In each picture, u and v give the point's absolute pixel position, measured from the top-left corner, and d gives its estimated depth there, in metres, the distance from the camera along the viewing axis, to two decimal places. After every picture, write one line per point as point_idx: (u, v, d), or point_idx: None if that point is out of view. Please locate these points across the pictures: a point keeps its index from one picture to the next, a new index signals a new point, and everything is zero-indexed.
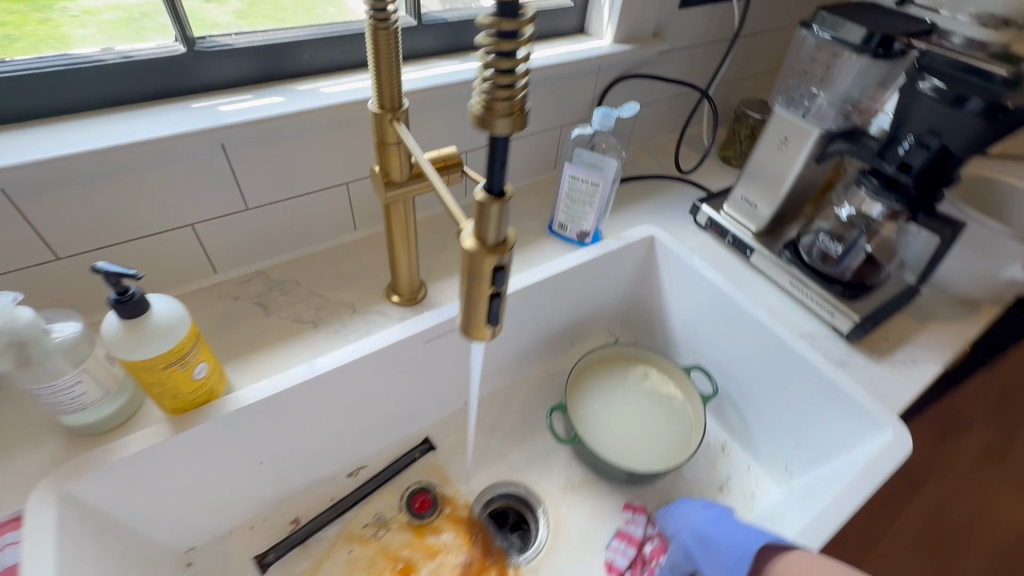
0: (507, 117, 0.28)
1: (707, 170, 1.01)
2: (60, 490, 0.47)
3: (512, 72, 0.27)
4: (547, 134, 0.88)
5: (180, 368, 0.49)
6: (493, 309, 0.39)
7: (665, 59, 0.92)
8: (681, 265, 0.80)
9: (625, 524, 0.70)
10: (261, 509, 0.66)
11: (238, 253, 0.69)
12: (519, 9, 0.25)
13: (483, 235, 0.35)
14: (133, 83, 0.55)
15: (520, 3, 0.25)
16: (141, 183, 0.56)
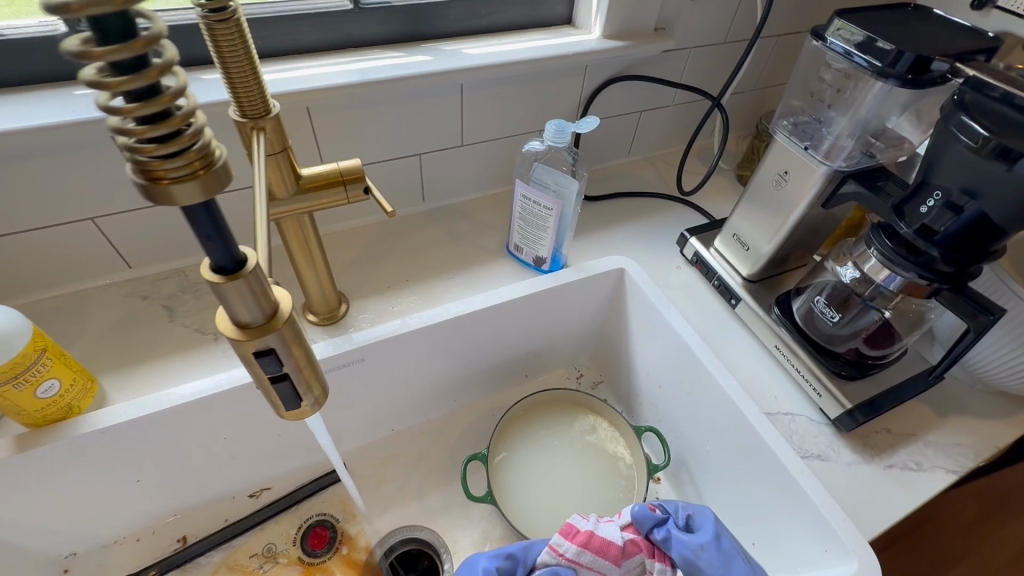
0: (188, 181, 0.19)
1: (713, 191, 0.87)
2: None
3: (166, 118, 0.18)
4: (520, 139, 0.77)
5: (16, 388, 0.45)
6: (289, 392, 0.31)
7: (670, 58, 0.79)
8: (648, 308, 0.69)
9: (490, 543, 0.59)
10: (149, 523, 0.62)
11: (151, 249, 0.64)
12: (126, 26, 0.16)
13: (236, 316, 0.26)
14: (18, 64, 0.51)
15: (127, 17, 0.16)
16: (20, 173, 0.52)
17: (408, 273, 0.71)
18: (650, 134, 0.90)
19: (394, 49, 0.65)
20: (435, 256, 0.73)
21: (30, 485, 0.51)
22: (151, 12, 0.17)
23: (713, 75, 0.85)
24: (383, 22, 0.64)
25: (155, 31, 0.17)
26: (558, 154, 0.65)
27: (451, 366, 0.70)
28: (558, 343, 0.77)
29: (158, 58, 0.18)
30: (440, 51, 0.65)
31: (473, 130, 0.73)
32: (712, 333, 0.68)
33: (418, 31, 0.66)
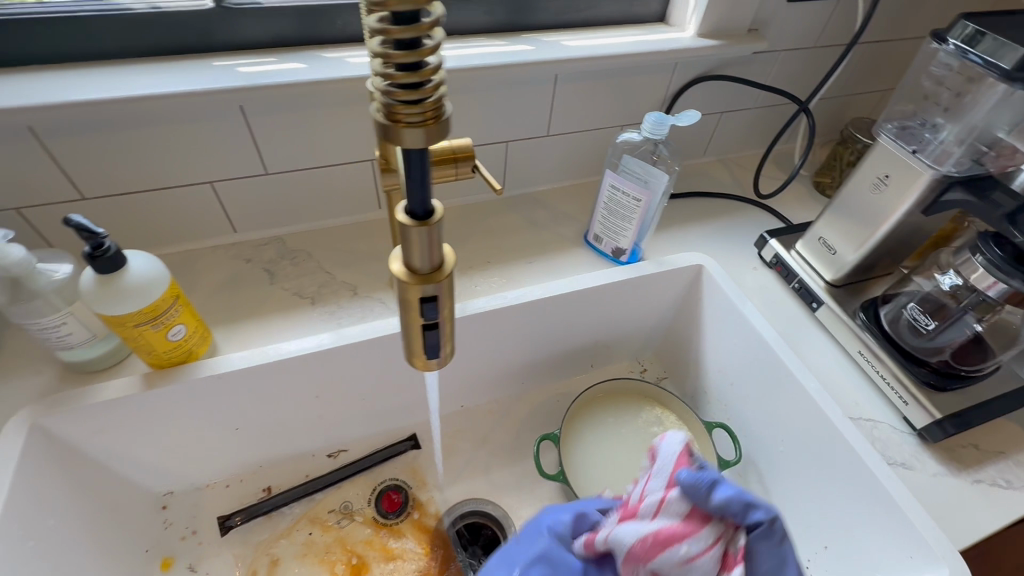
0: (419, 128, 0.22)
1: (791, 197, 0.87)
2: (35, 422, 0.49)
3: (418, 70, 0.21)
4: (603, 133, 0.79)
5: (154, 328, 0.49)
6: (431, 340, 0.33)
7: (760, 60, 0.79)
8: (725, 306, 0.69)
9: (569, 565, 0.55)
10: (238, 471, 0.66)
11: (257, 216, 0.68)
12: None
13: (410, 262, 0.29)
14: (166, 34, 0.55)
15: None
16: (162, 135, 0.56)
17: (488, 255, 0.73)
18: (729, 136, 0.90)
19: (496, 38, 0.67)
20: (515, 241, 0.76)
21: (149, 423, 0.55)
22: None
23: (799, 79, 0.85)
24: (488, 13, 0.67)
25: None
26: (650, 147, 0.66)
27: (525, 348, 0.72)
28: (627, 336, 0.78)
29: (427, 18, 0.20)
30: (540, 42, 0.67)
31: (561, 122, 0.75)
32: (791, 334, 0.67)
33: (520, 22, 0.69)
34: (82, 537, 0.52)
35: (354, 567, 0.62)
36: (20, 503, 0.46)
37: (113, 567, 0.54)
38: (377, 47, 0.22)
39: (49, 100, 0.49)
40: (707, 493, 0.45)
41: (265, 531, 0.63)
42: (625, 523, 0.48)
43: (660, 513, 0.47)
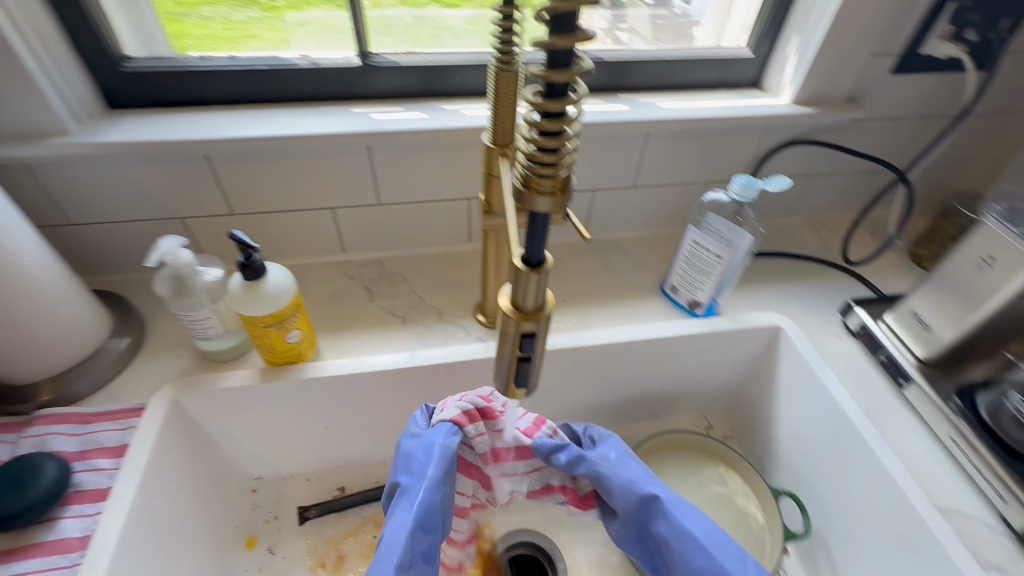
0: (549, 196, 0.26)
1: (883, 266, 0.84)
2: (175, 398, 0.58)
3: (556, 151, 0.25)
4: (687, 188, 0.82)
5: (277, 330, 0.57)
6: (522, 372, 0.37)
7: (856, 128, 0.79)
8: (802, 370, 0.68)
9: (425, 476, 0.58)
10: (318, 467, 0.73)
11: (364, 240, 0.77)
12: (568, 88, 0.24)
13: (518, 301, 0.33)
14: (318, 84, 0.66)
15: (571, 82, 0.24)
16: (301, 167, 0.66)
17: (565, 295, 0.77)
18: (817, 199, 0.89)
19: (595, 97, 0.73)
20: (592, 284, 0.79)
21: (257, 412, 0.63)
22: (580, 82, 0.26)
23: (898, 149, 0.83)
24: (589, 75, 0.73)
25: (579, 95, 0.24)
26: (733, 208, 0.68)
27: (592, 389, 0.74)
28: (695, 388, 0.78)
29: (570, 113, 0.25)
30: (635, 102, 0.72)
31: (647, 176, 0.78)
32: (873, 408, 0.65)
33: (618, 84, 0.74)
34: (192, 504, 0.59)
35: None
36: (154, 465, 0.54)
37: (210, 536, 0.61)
38: (524, 131, 0.27)
39: (226, 134, 0.60)
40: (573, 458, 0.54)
41: (336, 526, 0.68)
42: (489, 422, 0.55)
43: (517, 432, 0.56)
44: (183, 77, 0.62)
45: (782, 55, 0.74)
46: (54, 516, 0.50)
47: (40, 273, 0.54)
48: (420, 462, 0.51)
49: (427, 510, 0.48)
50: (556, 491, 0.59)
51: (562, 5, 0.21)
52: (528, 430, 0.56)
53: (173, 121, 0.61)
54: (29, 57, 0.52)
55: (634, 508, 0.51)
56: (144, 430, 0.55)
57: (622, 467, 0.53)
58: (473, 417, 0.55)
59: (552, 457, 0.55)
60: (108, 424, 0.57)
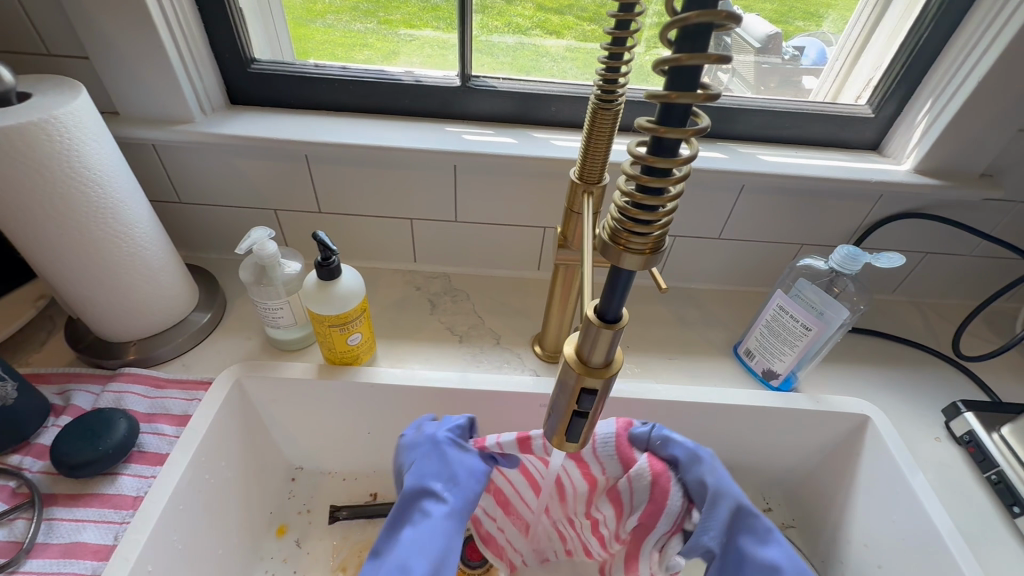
0: (638, 255, 0.24)
1: (1001, 366, 0.73)
2: (239, 378, 0.61)
3: (653, 210, 0.23)
4: (777, 247, 0.76)
5: (340, 330, 0.59)
6: (574, 427, 0.35)
7: (988, 207, 0.70)
8: (890, 473, 0.60)
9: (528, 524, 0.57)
10: (356, 469, 0.73)
11: (436, 253, 0.78)
12: (677, 148, 0.22)
13: (585, 355, 0.31)
14: (418, 101, 0.68)
15: (682, 141, 0.22)
16: (390, 177, 0.69)
17: (628, 340, 0.74)
18: (929, 278, 0.80)
19: None
20: (659, 332, 0.75)
21: (310, 406, 0.64)
22: (693, 142, 0.23)
23: None
24: None
25: (689, 154, 0.22)
26: (829, 278, 0.63)
27: None
28: (757, 465, 0.71)
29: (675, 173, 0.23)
30: (734, 152, 0.69)
31: (735, 229, 0.74)
32: (976, 534, 0.56)
33: (717, 131, 0.71)
34: (236, 482, 0.61)
35: None
36: (210, 440, 0.57)
37: (246, 517, 0.63)
38: (621, 183, 0.25)
39: (327, 138, 0.63)
40: (657, 441, 0.50)
41: (362, 534, 0.68)
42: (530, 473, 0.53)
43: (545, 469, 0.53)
44: (299, 81, 0.66)
45: (909, 119, 0.68)
46: (116, 471, 0.54)
47: (145, 243, 0.59)
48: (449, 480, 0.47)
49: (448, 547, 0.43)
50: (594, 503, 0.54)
51: (687, 61, 0.20)
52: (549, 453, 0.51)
53: (282, 120, 0.66)
54: (174, 51, 0.58)
55: (729, 517, 0.45)
56: (207, 404, 0.58)
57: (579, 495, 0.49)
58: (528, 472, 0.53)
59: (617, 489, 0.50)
60: (178, 393, 0.61)
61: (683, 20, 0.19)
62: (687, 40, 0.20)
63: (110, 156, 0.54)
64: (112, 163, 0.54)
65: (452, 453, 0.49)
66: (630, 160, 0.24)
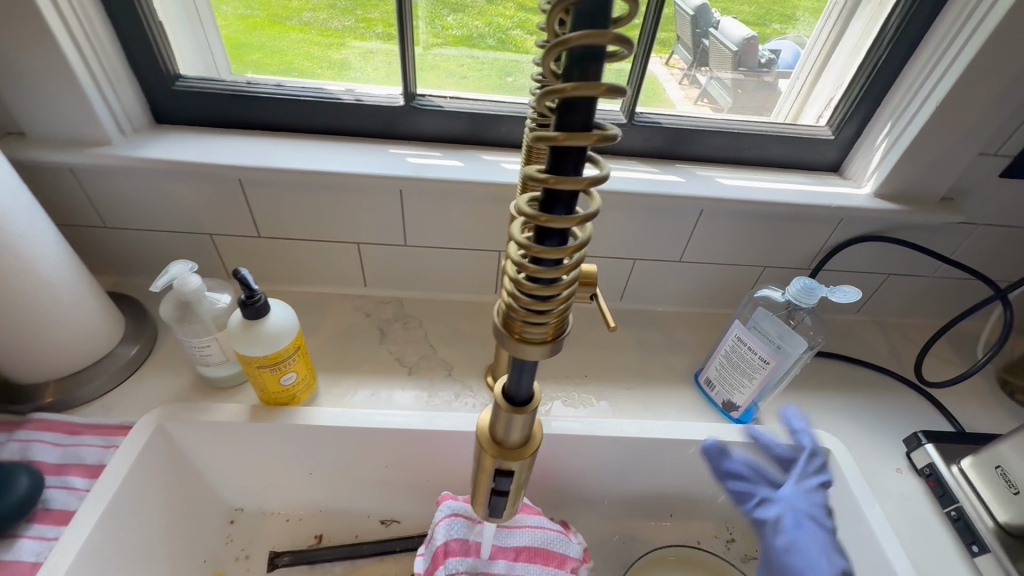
0: (539, 345, 0.22)
1: (963, 391, 0.72)
2: (161, 422, 0.56)
3: (548, 298, 0.21)
4: (739, 270, 0.74)
5: (271, 371, 0.54)
6: (496, 504, 0.32)
7: (948, 230, 0.69)
8: (851, 510, 0.58)
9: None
10: (300, 509, 0.69)
11: (387, 278, 0.74)
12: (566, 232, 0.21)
13: (498, 435, 0.28)
14: (360, 120, 0.64)
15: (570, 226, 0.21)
16: (331, 201, 0.65)
17: (587, 368, 0.71)
18: (892, 299, 0.78)
19: (648, 163, 0.67)
20: (619, 359, 0.73)
21: (244, 448, 0.60)
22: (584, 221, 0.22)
23: (997, 259, 0.72)
24: (645, 138, 0.67)
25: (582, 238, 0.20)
26: (788, 309, 0.61)
27: (601, 480, 0.67)
28: (719, 496, 0.69)
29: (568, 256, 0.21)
30: (693, 174, 0.66)
31: (696, 252, 0.71)
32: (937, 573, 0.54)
33: (676, 152, 0.68)
34: (160, 535, 0.57)
35: None
36: (125, 493, 0.52)
37: (173, 570, 0.59)
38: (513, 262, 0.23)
39: (259, 161, 0.59)
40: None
41: None
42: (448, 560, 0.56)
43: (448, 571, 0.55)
44: (229, 98, 0.61)
45: (870, 141, 0.66)
46: (16, 533, 0.49)
47: (54, 280, 0.54)
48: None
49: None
50: None
51: (564, 141, 0.18)
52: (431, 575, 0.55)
53: (211, 141, 0.61)
54: (82, 68, 0.53)
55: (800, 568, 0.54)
56: (123, 453, 0.53)
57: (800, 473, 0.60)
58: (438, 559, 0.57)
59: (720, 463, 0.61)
60: (94, 439, 0.56)
61: (560, 92, 0.18)
62: (563, 120, 0.18)
63: (6, 188, 0.49)
64: (9, 195, 0.49)
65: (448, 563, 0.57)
66: (518, 242, 0.21)
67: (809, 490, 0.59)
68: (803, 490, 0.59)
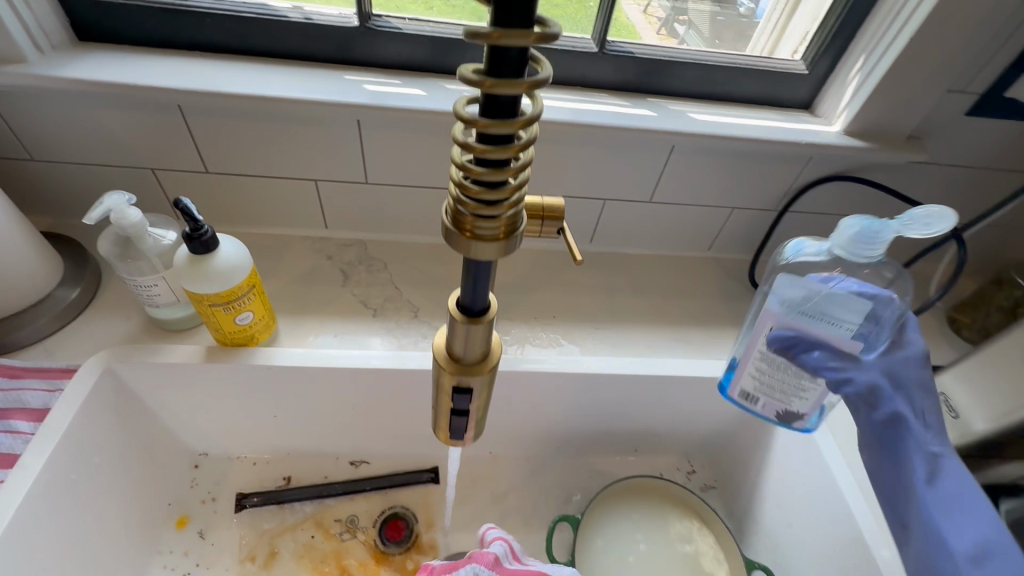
0: (492, 241, 0.20)
1: (914, 328, 0.76)
2: (110, 364, 0.53)
3: (500, 185, 0.19)
4: (709, 211, 0.74)
5: (225, 310, 0.52)
6: (458, 425, 0.31)
7: (912, 170, 0.70)
8: (805, 436, 0.61)
9: None
10: (266, 452, 0.68)
11: (347, 218, 0.71)
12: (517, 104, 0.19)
13: (454, 351, 0.27)
14: (312, 42, 0.59)
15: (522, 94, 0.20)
16: (284, 133, 0.61)
17: (556, 310, 0.71)
18: None
19: (620, 97, 0.65)
20: (587, 301, 0.73)
21: (203, 390, 0.58)
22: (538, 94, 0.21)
23: (956, 200, 0.74)
24: (617, 70, 0.64)
25: (532, 113, 0.19)
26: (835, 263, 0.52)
27: (568, 418, 0.68)
28: (681, 431, 0.71)
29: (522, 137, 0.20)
30: (665, 109, 0.64)
31: (666, 192, 0.70)
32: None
33: (649, 85, 0.66)
34: (121, 479, 0.55)
35: None
36: (76, 436, 0.50)
37: (136, 514, 0.58)
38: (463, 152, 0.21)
39: (200, 85, 0.54)
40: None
41: (275, 519, 0.64)
42: None
43: None
44: (161, 12, 0.55)
45: (843, 76, 0.65)
46: None
47: None
48: None
49: None
50: None
51: None
52: None
53: (144, 62, 0.55)
54: None
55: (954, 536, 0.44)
56: (68, 396, 0.50)
57: (885, 315, 0.51)
58: None
59: (794, 355, 0.48)
60: (37, 383, 0.53)
61: None
62: None
63: None
64: None
65: None
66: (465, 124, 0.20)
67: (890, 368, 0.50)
68: (913, 364, 0.50)
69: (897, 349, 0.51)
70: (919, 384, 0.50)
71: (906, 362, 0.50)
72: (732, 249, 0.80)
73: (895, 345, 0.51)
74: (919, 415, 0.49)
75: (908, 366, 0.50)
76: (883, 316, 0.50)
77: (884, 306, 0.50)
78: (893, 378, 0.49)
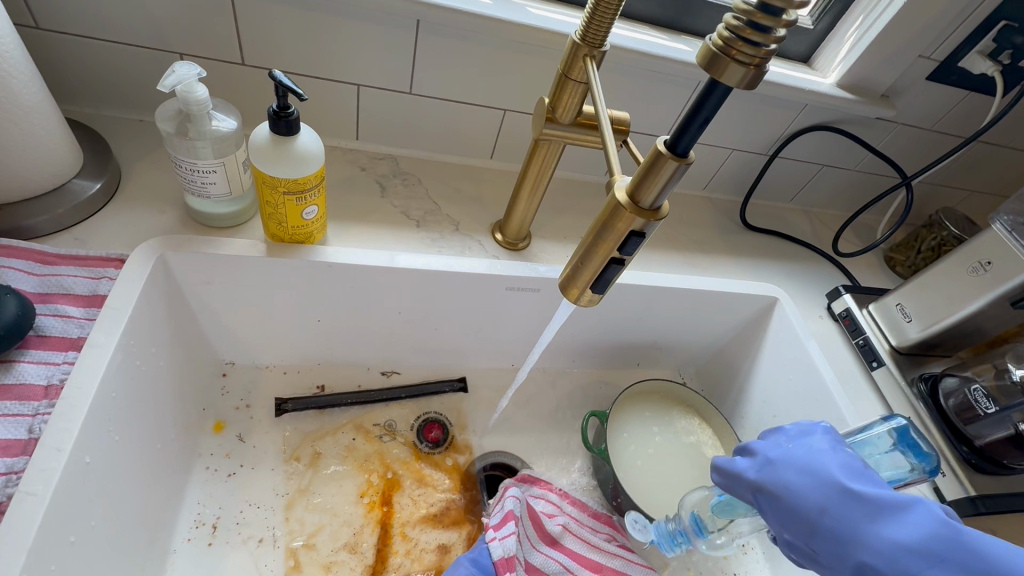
0: (742, 68, 0.25)
1: (863, 263, 0.90)
2: (162, 253, 0.51)
3: (773, 20, 0.24)
4: (714, 149, 0.82)
5: (296, 201, 0.51)
6: (606, 276, 0.36)
7: (878, 125, 0.82)
8: (792, 342, 0.73)
9: (552, 504, 0.64)
10: (299, 361, 0.68)
11: (381, 130, 0.70)
12: None
13: (637, 194, 0.32)
14: None
15: None
16: (337, 28, 0.59)
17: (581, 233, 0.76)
18: (821, 189, 0.92)
19: (657, 31, 0.70)
20: None
21: (252, 287, 0.57)
22: None
23: (905, 156, 0.88)
24: (658, 4, 0.69)
25: None
26: (752, 488, 0.49)
27: (591, 329, 0.75)
28: (680, 345, 0.81)
29: None
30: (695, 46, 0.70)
31: None
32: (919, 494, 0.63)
33: (680, 23, 0.71)
34: (168, 375, 0.54)
35: (387, 480, 0.64)
36: (139, 321, 0.48)
37: (180, 413, 0.56)
38: None
39: None
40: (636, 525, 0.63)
41: (314, 423, 0.65)
42: (503, 531, 0.58)
43: (503, 538, 0.58)
44: None
45: (839, 35, 0.75)
46: (11, 358, 0.44)
47: (12, 70, 0.44)
48: (466, 567, 0.55)
49: (481, 561, 0.56)
50: (562, 548, 0.62)
51: None
52: (498, 538, 0.57)
53: None
54: None
55: None
56: (125, 280, 0.48)
57: (838, 460, 0.47)
58: (501, 522, 0.59)
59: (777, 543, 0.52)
60: (77, 270, 0.49)
61: None
62: None
63: None
64: None
65: (481, 549, 0.57)
66: None
67: (796, 536, 0.46)
68: (919, 519, 0.43)
69: (890, 506, 0.44)
70: (943, 553, 0.41)
71: (904, 526, 0.43)
72: (724, 190, 0.89)
73: (885, 508, 0.44)
74: (797, 535, 0.46)
75: (916, 524, 0.43)
76: (835, 475, 0.46)
77: (820, 449, 0.48)
78: (904, 571, 0.41)
